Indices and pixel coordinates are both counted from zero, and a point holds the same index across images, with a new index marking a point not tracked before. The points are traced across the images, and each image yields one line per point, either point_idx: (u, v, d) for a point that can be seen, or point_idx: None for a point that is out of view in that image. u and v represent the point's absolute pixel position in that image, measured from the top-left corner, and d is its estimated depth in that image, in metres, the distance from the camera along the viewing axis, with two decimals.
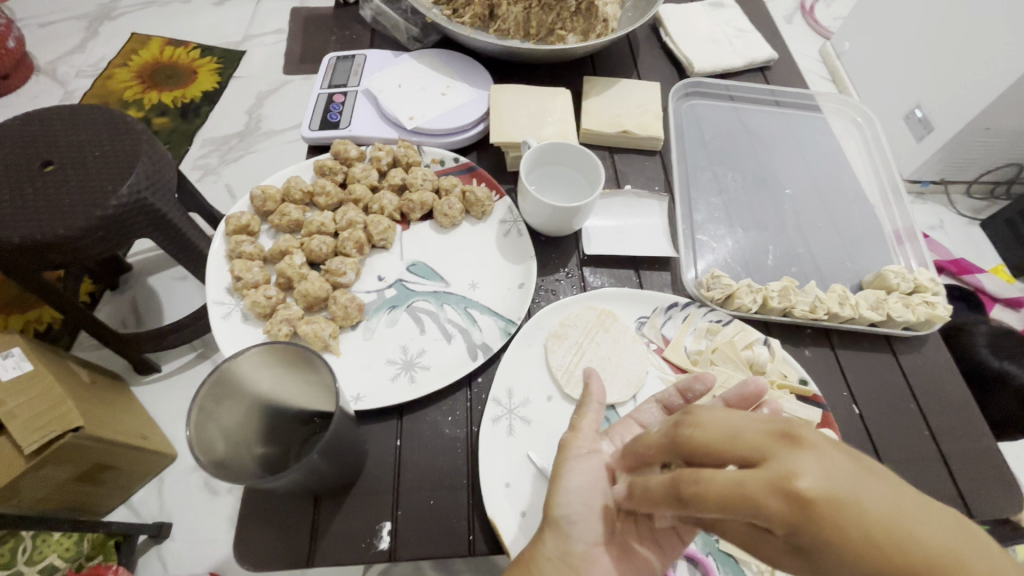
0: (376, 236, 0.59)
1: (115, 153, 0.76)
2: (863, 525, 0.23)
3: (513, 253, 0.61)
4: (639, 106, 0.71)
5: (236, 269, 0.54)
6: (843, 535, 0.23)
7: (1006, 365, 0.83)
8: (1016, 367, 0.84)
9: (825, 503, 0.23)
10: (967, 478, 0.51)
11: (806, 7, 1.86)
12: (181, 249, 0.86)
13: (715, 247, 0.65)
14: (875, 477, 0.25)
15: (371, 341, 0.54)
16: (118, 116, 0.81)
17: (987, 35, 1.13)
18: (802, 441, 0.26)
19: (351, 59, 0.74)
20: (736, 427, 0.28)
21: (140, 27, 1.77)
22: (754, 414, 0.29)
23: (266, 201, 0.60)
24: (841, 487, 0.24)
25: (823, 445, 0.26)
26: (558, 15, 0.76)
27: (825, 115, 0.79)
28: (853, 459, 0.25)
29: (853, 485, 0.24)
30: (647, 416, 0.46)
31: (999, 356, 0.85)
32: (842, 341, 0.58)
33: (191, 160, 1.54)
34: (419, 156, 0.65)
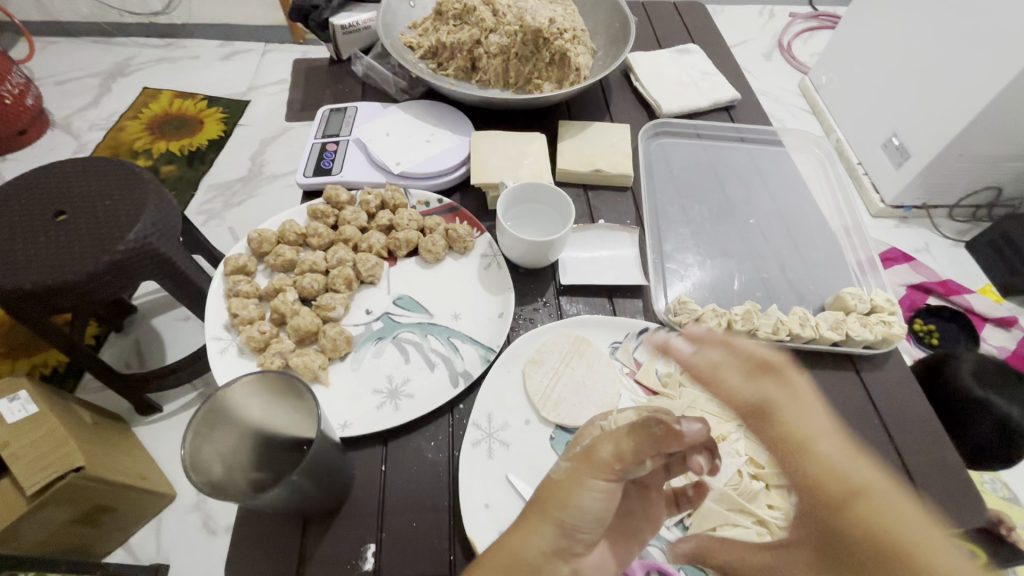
0: (365, 273, 0.63)
1: (125, 203, 0.82)
2: (822, 458, 0.34)
3: (492, 285, 0.65)
4: (611, 146, 0.77)
5: (233, 307, 0.58)
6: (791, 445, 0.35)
7: (991, 391, 0.85)
8: (995, 386, 0.86)
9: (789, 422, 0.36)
10: (931, 490, 0.53)
11: (783, 45, 1.97)
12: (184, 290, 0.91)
13: (683, 275, 0.69)
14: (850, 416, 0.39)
15: (359, 372, 0.57)
16: (128, 168, 0.87)
17: (953, 68, 1.20)
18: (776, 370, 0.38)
19: (343, 111, 0.80)
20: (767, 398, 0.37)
21: (151, 83, 1.88)
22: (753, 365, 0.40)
23: (262, 243, 0.64)
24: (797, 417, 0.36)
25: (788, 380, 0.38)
26: (534, 65, 0.84)
27: (788, 149, 0.84)
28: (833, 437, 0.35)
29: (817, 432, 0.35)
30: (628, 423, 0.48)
31: (980, 379, 0.87)
32: (807, 360, 0.61)
33: (197, 206, 1.61)
34: (406, 199, 0.70)
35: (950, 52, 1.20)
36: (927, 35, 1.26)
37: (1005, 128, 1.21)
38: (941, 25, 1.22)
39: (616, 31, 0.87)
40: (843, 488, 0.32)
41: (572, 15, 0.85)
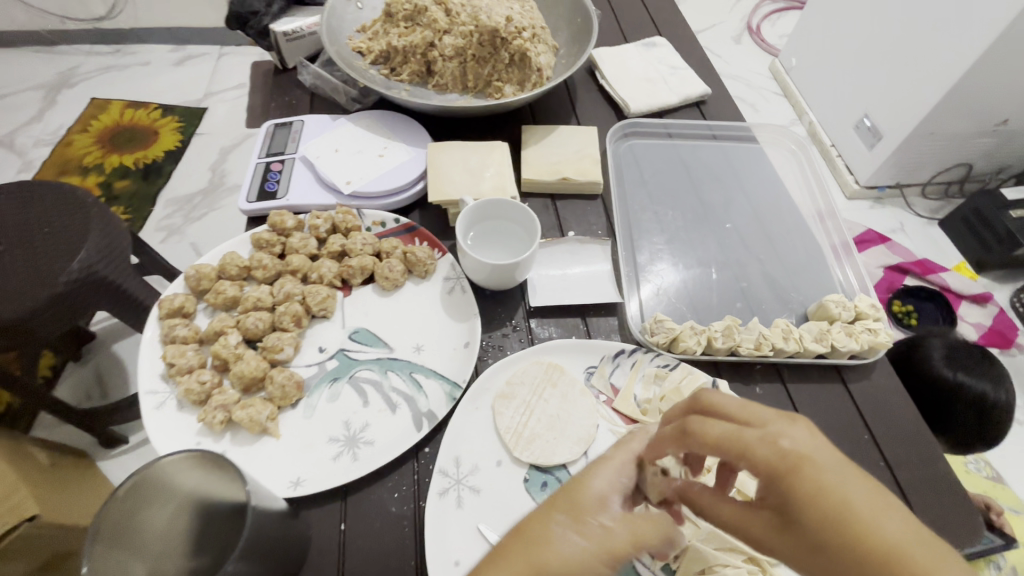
0: (315, 307, 0.58)
1: (64, 229, 0.79)
2: (815, 477, 0.30)
3: (456, 311, 0.60)
4: (577, 152, 0.73)
5: (168, 356, 0.52)
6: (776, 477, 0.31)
7: (972, 378, 0.84)
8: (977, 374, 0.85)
9: (805, 459, 0.31)
10: (926, 508, 0.51)
11: (752, 27, 1.95)
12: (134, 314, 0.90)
13: (659, 287, 0.66)
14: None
15: (312, 420, 0.52)
16: (68, 191, 0.83)
17: (919, 46, 1.19)
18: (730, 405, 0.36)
19: (289, 126, 0.74)
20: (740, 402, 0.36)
21: (100, 93, 1.78)
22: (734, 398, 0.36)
23: (200, 279, 0.58)
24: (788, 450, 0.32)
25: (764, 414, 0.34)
26: (493, 67, 0.79)
27: (761, 144, 0.81)
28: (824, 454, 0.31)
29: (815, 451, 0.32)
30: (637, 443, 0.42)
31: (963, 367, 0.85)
32: (792, 374, 0.58)
33: (155, 222, 1.53)
34: (360, 221, 0.64)
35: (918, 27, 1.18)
36: (894, 12, 1.23)
37: (975, 104, 1.19)
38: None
39: (578, 26, 0.82)
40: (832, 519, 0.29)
41: (531, 12, 0.79)
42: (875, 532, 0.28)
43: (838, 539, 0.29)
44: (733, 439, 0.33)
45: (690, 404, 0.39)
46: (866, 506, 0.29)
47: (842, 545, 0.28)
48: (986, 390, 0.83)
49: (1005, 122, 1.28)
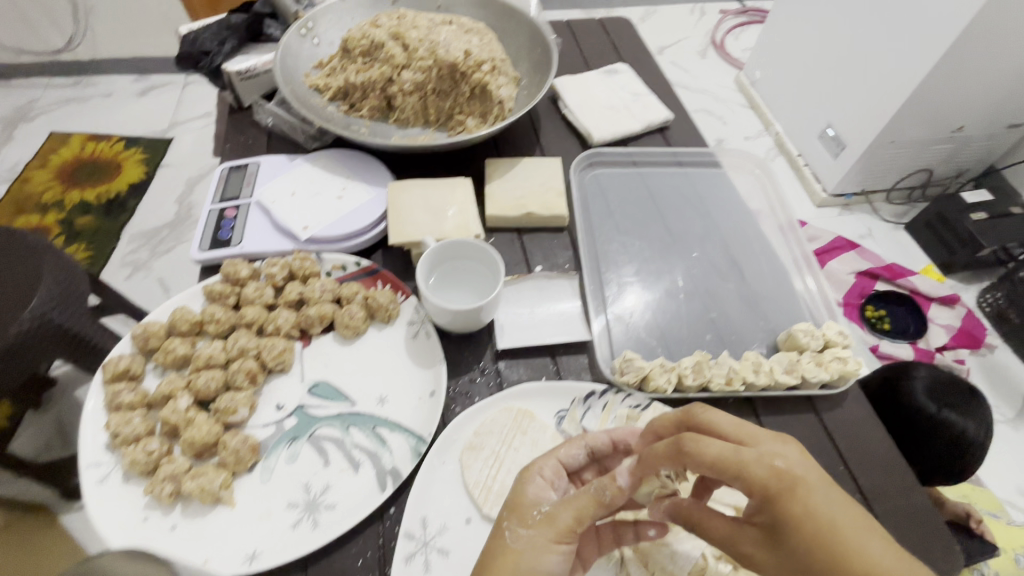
0: (271, 362, 0.55)
1: (13, 276, 0.77)
2: (806, 502, 0.34)
3: (421, 358, 0.58)
4: (541, 185, 0.72)
5: (112, 425, 0.49)
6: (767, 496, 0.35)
7: (957, 414, 0.81)
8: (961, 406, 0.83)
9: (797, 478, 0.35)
10: (904, 542, 0.50)
11: (717, 42, 1.99)
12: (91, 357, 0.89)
13: (629, 320, 0.65)
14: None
15: (269, 485, 0.50)
16: (14, 236, 0.81)
17: (877, 56, 1.22)
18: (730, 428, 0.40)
19: (244, 169, 0.72)
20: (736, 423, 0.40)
21: (60, 126, 1.73)
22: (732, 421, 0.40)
23: (148, 338, 0.55)
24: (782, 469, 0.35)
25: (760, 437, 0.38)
26: (455, 100, 0.78)
27: (725, 169, 0.81)
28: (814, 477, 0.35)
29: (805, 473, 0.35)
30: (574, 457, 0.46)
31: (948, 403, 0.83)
32: (765, 407, 0.57)
33: (120, 258, 1.48)
34: (318, 265, 0.62)
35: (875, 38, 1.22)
36: (851, 25, 1.27)
37: (933, 111, 1.22)
38: (864, 12, 1.24)
39: (539, 56, 0.82)
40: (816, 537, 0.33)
41: (490, 44, 0.79)
42: (854, 551, 0.32)
43: (820, 559, 0.32)
44: (730, 456, 0.37)
45: (683, 422, 0.43)
46: (849, 525, 0.33)
47: (825, 568, 0.32)
48: (968, 426, 0.81)
49: (960, 128, 1.32)
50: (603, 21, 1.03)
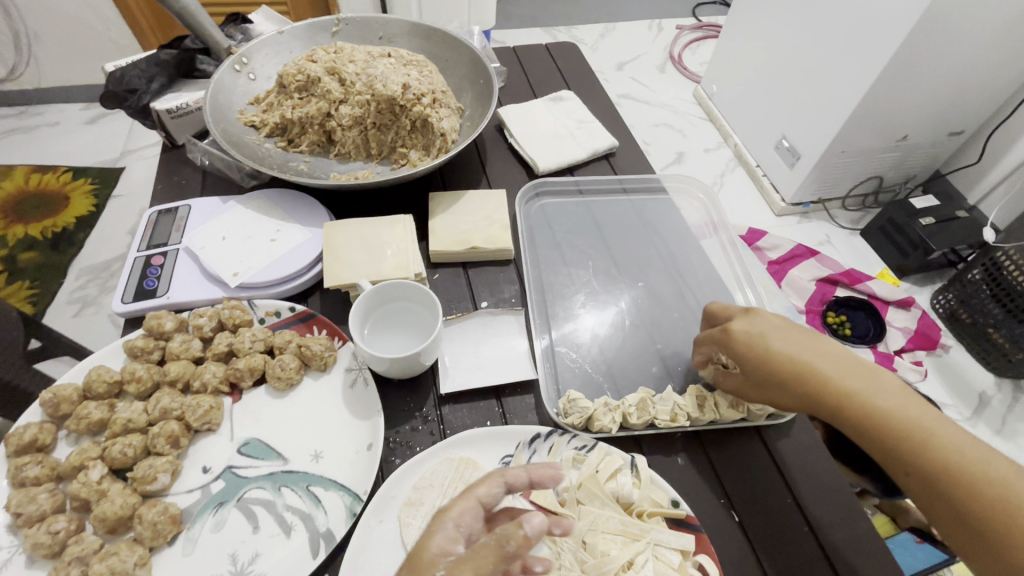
0: (196, 422, 0.52)
1: None
2: (860, 382, 0.47)
3: (359, 407, 0.55)
4: (486, 218, 0.71)
5: (13, 504, 0.45)
6: (832, 387, 0.47)
7: None
8: None
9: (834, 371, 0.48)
10: (852, 573, 0.50)
11: (674, 57, 2.03)
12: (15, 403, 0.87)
13: (577, 354, 0.64)
14: (808, 345, 0.50)
15: (192, 557, 0.46)
16: None
17: (825, 70, 1.26)
18: (758, 334, 0.51)
19: (174, 212, 0.69)
20: (772, 334, 0.51)
21: (1, 158, 1.66)
22: (774, 336, 0.50)
23: (59, 403, 0.51)
24: (818, 364, 0.48)
25: (780, 341, 0.50)
26: (396, 133, 0.77)
27: (670, 194, 0.81)
28: (849, 367, 0.48)
29: (840, 369, 0.48)
30: (490, 494, 0.43)
31: None
32: (712, 440, 0.56)
33: (66, 295, 1.41)
34: (250, 313, 0.59)
35: (822, 53, 1.25)
36: (800, 40, 1.31)
37: (878, 123, 1.27)
38: (810, 28, 1.27)
39: (482, 86, 0.82)
40: (879, 408, 0.46)
41: (430, 76, 0.78)
42: (894, 414, 0.46)
43: (867, 420, 0.46)
44: (795, 359, 0.49)
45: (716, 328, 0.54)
46: (877, 398, 0.46)
47: (857, 424, 0.46)
48: None
49: (905, 137, 1.36)
50: (551, 47, 1.03)
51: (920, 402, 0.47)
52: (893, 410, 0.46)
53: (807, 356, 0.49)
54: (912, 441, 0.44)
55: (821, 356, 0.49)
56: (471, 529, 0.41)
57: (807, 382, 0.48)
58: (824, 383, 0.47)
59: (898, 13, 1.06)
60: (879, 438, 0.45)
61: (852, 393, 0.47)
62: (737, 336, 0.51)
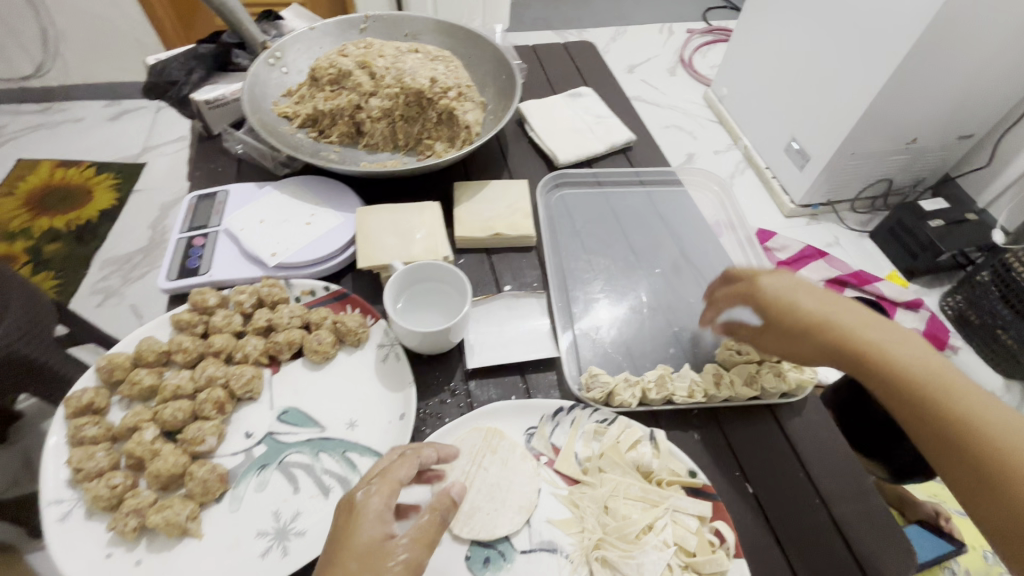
0: (239, 390, 0.55)
1: None
2: (883, 337, 0.50)
3: (391, 380, 0.58)
4: (509, 207, 0.74)
5: (74, 460, 0.49)
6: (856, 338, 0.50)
7: None
8: None
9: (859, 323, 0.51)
10: (862, 542, 0.52)
11: (685, 60, 2.06)
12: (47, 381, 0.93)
13: (597, 336, 0.66)
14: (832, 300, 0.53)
15: (238, 513, 0.49)
16: None
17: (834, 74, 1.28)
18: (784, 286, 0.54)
19: (213, 197, 0.72)
20: (796, 288, 0.54)
21: (28, 153, 1.71)
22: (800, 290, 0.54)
23: (113, 370, 0.55)
24: (843, 317, 0.51)
25: (804, 294, 0.54)
26: (423, 125, 0.80)
27: (687, 187, 0.84)
28: (874, 322, 0.51)
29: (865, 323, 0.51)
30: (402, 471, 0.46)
31: None
32: (727, 417, 0.59)
33: (90, 285, 1.45)
34: (287, 291, 0.63)
35: (832, 57, 1.28)
36: (810, 44, 1.34)
37: (887, 126, 1.29)
38: (819, 32, 1.30)
39: (505, 81, 0.85)
40: (902, 362, 0.48)
41: (456, 71, 0.81)
42: (918, 368, 0.47)
43: (888, 371, 0.48)
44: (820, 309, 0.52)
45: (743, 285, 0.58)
46: (900, 351, 0.48)
47: (882, 373, 0.48)
48: None
49: (914, 140, 1.38)
50: (568, 46, 1.06)
51: (940, 361, 0.48)
52: (916, 365, 0.47)
53: (833, 310, 0.52)
54: (933, 395, 0.46)
55: (846, 309, 0.52)
56: (389, 508, 0.44)
57: (832, 331, 0.51)
58: (850, 334, 0.50)
59: (907, 18, 1.08)
60: (901, 388, 0.47)
61: (871, 339, 0.49)
62: (765, 292, 0.55)
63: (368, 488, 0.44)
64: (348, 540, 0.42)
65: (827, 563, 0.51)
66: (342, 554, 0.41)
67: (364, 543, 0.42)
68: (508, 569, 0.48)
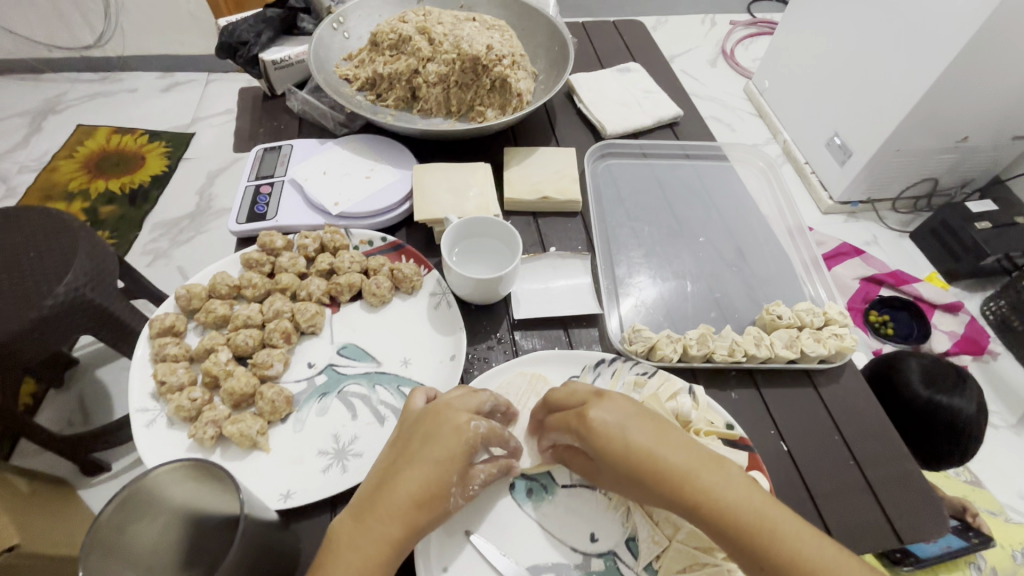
0: (304, 324, 0.59)
1: (47, 256, 0.80)
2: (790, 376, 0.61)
3: (443, 325, 0.62)
4: (557, 173, 0.76)
5: (159, 373, 0.54)
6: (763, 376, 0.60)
7: (944, 394, 0.87)
8: (949, 394, 0.87)
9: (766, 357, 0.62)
10: (895, 504, 0.53)
11: (726, 51, 2.03)
12: (114, 333, 0.90)
13: (638, 298, 0.69)
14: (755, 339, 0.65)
15: (301, 433, 0.53)
16: (51, 215, 0.85)
17: (883, 67, 1.25)
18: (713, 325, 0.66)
19: (278, 150, 0.76)
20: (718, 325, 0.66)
21: (86, 119, 1.79)
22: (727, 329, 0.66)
23: (191, 299, 0.60)
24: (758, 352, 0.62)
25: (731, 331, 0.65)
26: (476, 92, 0.83)
27: (732, 163, 0.85)
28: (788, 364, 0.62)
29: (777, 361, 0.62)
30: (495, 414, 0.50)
31: (936, 383, 0.88)
32: (765, 379, 0.61)
33: (141, 246, 1.53)
34: (347, 239, 0.66)
35: (882, 50, 1.24)
36: (856, 38, 1.31)
37: (937, 123, 1.26)
38: (869, 25, 1.27)
39: (557, 53, 0.87)
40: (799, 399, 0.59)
41: (510, 40, 0.83)
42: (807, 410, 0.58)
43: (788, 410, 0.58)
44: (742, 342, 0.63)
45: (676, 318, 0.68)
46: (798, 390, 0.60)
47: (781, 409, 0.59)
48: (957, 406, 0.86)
49: (965, 139, 1.35)
50: (616, 24, 1.07)
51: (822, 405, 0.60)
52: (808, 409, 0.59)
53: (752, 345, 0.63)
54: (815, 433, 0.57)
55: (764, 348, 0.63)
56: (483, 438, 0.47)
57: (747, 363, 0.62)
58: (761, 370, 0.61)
59: (965, 14, 1.05)
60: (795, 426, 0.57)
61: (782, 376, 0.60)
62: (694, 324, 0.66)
63: (482, 422, 0.47)
64: (427, 440, 0.45)
65: (857, 520, 0.52)
66: (410, 454, 0.45)
67: (444, 453, 0.45)
68: (551, 501, 0.51)
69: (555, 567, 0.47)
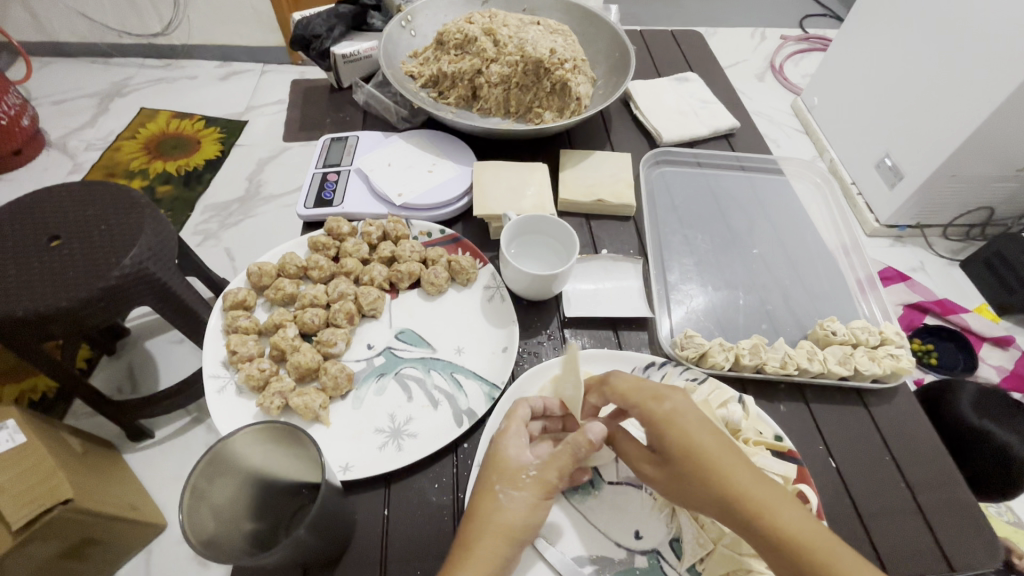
0: (366, 307, 0.62)
1: (118, 229, 0.82)
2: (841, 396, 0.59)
3: (496, 317, 0.63)
4: (612, 176, 0.77)
5: (232, 343, 0.57)
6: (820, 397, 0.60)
7: (998, 426, 0.84)
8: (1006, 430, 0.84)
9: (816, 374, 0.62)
10: (945, 529, 0.52)
11: (776, 65, 2.01)
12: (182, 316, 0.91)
13: (688, 304, 0.69)
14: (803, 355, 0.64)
15: (360, 410, 0.56)
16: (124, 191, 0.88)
17: (943, 88, 1.21)
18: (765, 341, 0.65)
19: (345, 140, 0.80)
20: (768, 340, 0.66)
21: (149, 103, 1.89)
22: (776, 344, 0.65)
23: (262, 276, 0.63)
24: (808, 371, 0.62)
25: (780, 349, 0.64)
26: (535, 95, 0.84)
27: (787, 177, 0.85)
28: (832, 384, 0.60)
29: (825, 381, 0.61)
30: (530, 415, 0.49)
31: (989, 415, 0.85)
32: (815, 395, 0.60)
33: (192, 227, 1.59)
34: (408, 229, 0.69)
35: (944, 71, 1.21)
36: (916, 59, 1.27)
37: (998, 149, 1.22)
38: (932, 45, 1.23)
39: (616, 59, 0.88)
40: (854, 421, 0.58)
41: (572, 45, 0.85)
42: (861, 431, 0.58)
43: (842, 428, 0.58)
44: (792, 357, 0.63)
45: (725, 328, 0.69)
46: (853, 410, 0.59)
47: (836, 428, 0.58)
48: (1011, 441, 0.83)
49: None
50: (673, 34, 1.07)
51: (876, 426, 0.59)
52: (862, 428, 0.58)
53: None
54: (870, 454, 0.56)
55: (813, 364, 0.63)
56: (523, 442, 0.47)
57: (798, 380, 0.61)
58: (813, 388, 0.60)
59: None
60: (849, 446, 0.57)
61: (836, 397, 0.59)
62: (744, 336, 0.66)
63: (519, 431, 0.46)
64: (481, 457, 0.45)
65: (905, 541, 0.51)
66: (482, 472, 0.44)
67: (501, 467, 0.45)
68: (596, 496, 0.52)
69: (599, 559, 0.48)
